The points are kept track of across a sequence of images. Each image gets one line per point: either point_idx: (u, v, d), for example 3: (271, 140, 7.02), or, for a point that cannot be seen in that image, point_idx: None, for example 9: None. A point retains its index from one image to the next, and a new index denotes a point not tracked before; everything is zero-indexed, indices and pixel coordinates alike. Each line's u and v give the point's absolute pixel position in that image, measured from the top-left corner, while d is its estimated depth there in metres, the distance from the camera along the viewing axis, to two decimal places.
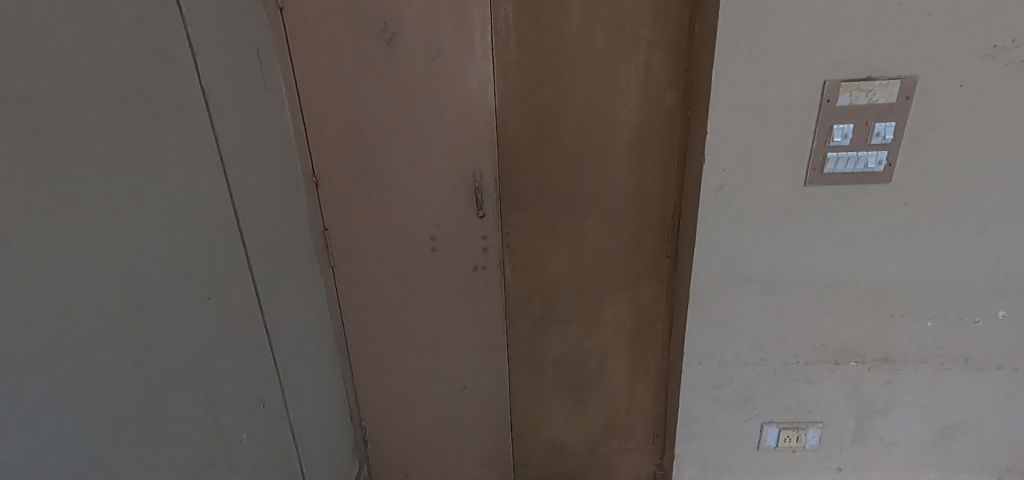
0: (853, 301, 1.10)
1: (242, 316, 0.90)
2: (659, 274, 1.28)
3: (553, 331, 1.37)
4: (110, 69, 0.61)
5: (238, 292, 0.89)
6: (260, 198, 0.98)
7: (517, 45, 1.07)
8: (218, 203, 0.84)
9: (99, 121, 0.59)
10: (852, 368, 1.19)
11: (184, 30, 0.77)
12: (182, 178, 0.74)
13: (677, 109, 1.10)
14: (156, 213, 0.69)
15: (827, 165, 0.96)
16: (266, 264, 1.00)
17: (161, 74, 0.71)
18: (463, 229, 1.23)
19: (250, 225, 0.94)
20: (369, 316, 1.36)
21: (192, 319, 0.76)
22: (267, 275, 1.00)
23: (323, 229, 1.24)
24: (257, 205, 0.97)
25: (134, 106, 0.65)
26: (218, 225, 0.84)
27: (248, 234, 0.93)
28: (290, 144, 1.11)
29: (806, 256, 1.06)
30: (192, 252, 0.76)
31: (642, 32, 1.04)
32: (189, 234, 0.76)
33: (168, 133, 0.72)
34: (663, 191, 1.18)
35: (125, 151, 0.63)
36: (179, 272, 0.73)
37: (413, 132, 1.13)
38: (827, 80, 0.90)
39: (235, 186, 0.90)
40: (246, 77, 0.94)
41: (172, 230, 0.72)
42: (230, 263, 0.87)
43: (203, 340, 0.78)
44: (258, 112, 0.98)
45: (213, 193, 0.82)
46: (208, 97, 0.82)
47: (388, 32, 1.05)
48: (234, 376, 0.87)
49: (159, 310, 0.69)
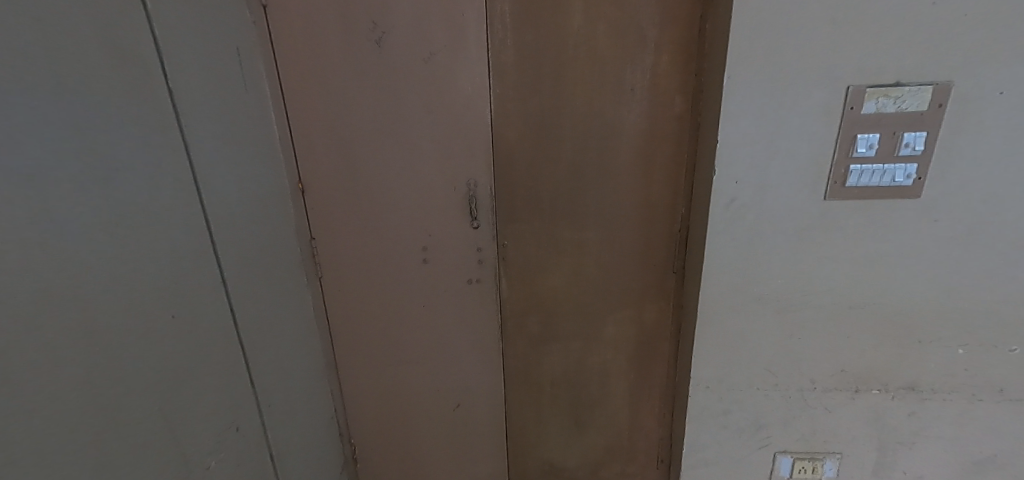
0: (876, 325, 1.02)
1: (217, 334, 0.84)
2: (665, 291, 1.20)
3: (552, 348, 1.29)
4: (67, 65, 0.55)
5: (214, 307, 0.83)
6: (240, 206, 0.92)
7: (514, 46, 1.00)
8: (193, 211, 0.77)
9: (61, 126, 0.54)
10: (874, 397, 1.10)
11: (157, 27, 0.71)
12: (154, 187, 0.68)
13: (686, 115, 1.02)
14: (119, 224, 0.62)
15: (850, 178, 0.88)
16: (245, 277, 0.93)
17: (132, 75, 0.65)
18: (457, 240, 1.16)
19: (228, 235, 0.88)
20: (358, 329, 1.29)
21: (160, 340, 0.69)
22: (246, 289, 0.94)
23: (310, 238, 1.18)
24: (237, 214, 0.91)
25: (102, 109, 0.60)
26: (193, 238, 0.77)
27: (227, 244, 0.87)
28: (276, 150, 1.05)
29: (825, 276, 0.98)
30: (162, 266, 0.70)
31: (650, 32, 0.96)
32: (159, 246, 0.69)
33: (137, 135, 0.65)
34: (670, 202, 1.10)
35: (90, 158, 0.58)
36: (146, 288, 0.66)
37: (404, 138, 1.07)
38: (851, 86, 0.82)
39: (213, 193, 0.83)
40: (226, 78, 0.88)
41: (138, 242, 0.65)
42: (205, 277, 0.80)
43: (174, 362, 0.72)
44: (238, 114, 0.92)
45: (188, 201, 0.76)
46: (182, 99, 0.76)
47: (377, 32, 1.00)
48: (207, 399, 0.80)
49: (120, 332, 0.62)
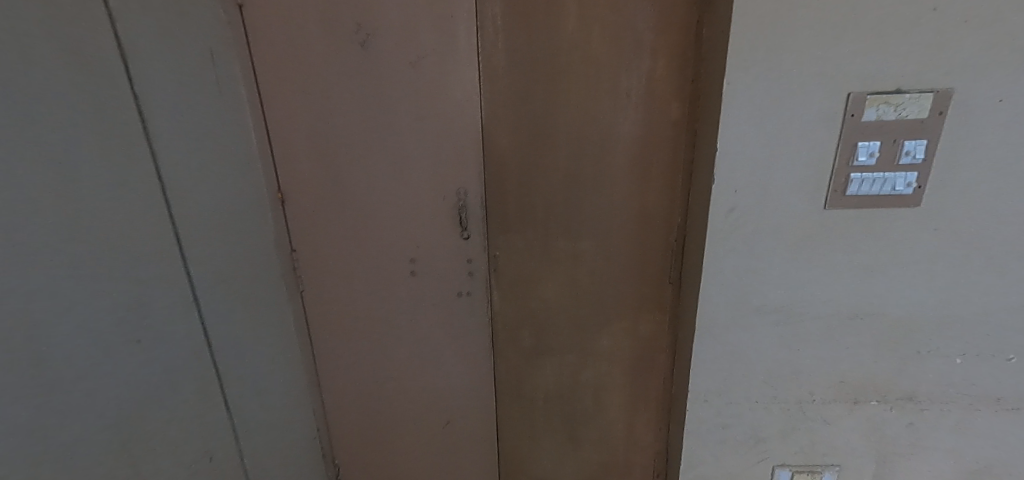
0: (876, 335, 1.00)
1: (192, 357, 0.77)
2: (661, 302, 1.16)
3: (545, 362, 1.25)
4: (25, 65, 0.49)
5: (188, 328, 0.76)
6: (214, 218, 0.85)
7: (506, 49, 0.96)
8: (163, 224, 0.71)
9: (21, 134, 0.48)
10: (873, 408, 1.08)
11: (122, 25, 0.65)
12: (120, 200, 0.62)
13: (683, 121, 0.99)
14: (78, 241, 0.55)
15: (850, 187, 0.86)
16: (221, 294, 0.87)
17: (99, 78, 0.60)
18: (446, 251, 1.11)
19: (202, 250, 0.81)
20: (342, 345, 1.24)
21: (123, 368, 0.62)
22: (223, 307, 0.87)
23: (291, 249, 1.12)
24: (211, 227, 0.84)
25: (66, 115, 0.54)
26: (164, 254, 0.71)
27: (200, 259, 0.81)
28: (254, 157, 0.99)
29: (825, 286, 0.96)
30: (126, 286, 0.63)
31: (645, 36, 0.94)
32: (123, 263, 0.63)
33: (100, 142, 0.59)
34: (666, 211, 1.07)
35: (52, 169, 0.52)
36: (108, 311, 0.60)
37: (391, 145, 1.02)
38: (852, 92, 0.80)
39: (186, 205, 0.77)
40: (199, 81, 0.82)
41: (98, 260, 0.58)
42: (176, 295, 0.74)
43: (142, 390, 0.66)
44: (214, 120, 0.86)
45: (158, 214, 0.70)
46: (152, 104, 0.70)
47: (361, 34, 0.95)
48: (180, 429, 0.74)
49: (74, 363, 0.55)
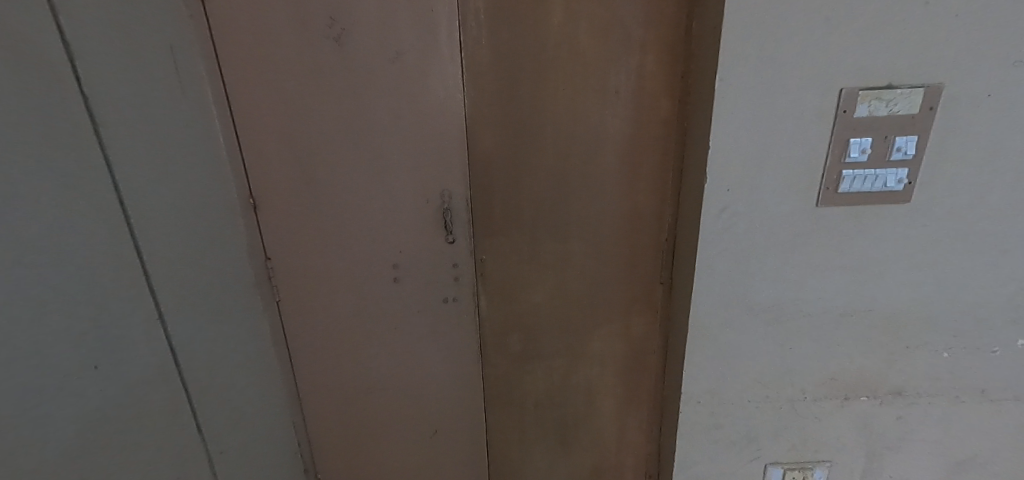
0: (865, 332, 1.00)
1: (161, 379, 0.71)
2: (652, 303, 1.14)
3: (535, 367, 1.22)
4: None
5: (155, 348, 0.70)
6: (180, 228, 0.79)
7: (490, 45, 0.92)
8: (122, 237, 0.65)
9: None
10: (862, 404, 1.08)
11: (73, 19, 0.58)
12: (75, 213, 0.56)
13: (672, 119, 0.97)
14: (29, 261, 0.50)
15: (842, 184, 0.85)
16: (190, 309, 0.81)
17: (51, 77, 0.54)
18: (431, 256, 1.07)
19: (167, 263, 0.75)
20: (323, 356, 1.18)
21: (84, 398, 0.57)
22: (193, 324, 0.81)
23: (265, 258, 1.06)
24: (176, 238, 0.78)
25: (17, 119, 0.48)
26: (125, 270, 0.65)
27: (165, 273, 0.74)
28: (222, 161, 0.93)
29: (817, 284, 0.95)
30: (83, 307, 0.57)
31: (634, 31, 0.91)
32: (79, 282, 0.57)
33: (51, 148, 0.53)
34: (656, 211, 1.05)
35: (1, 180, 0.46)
36: (65, 338, 0.54)
37: (370, 147, 0.97)
38: (844, 88, 0.79)
39: (147, 215, 0.71)
40: (159, 81, 0.76)
41: (50, 280, 0.52)
42: (139, 314, 0.68)
43: (105, 422, 0.60)
44: (176, 122, 0.80)
45: (115, 226, 0.64)
46: (109, 106, 0.64)
47: (336, 28, 0.89)
48: (150, 459, 0.68)
49: (27, 398, 0.49)
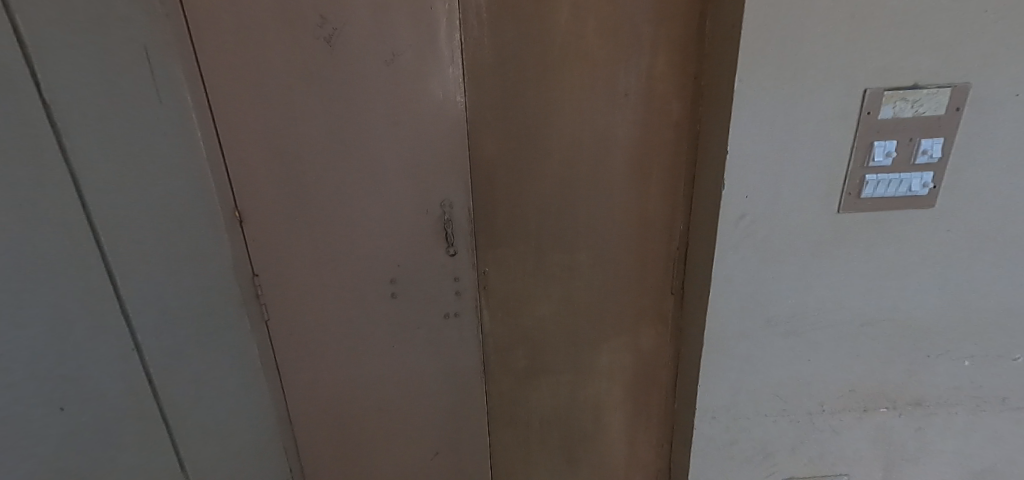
0: (886, 342, 0.96)
1: (140, 417, 0.64)
2: (663, 314, 1.09)
3: (541, 382, 1.16)
4: None
5: (133, 383, 0.63)
6: (158, 248, 0.72)
7: (492, 46, 0.87)
8: (93, 262, 0.57)
9: None
10: (883, 415, 1.04)
11: (37, 19, 0.51)
12: (42, 240, 0.50)
13: (684, 122, 0.92)
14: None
15: (865, 189, 0.81)
16: (173, 337, 0.74)
17: (13, 85, 0.47)
18: (430, 269, 1.01)
19: (145, 288, 0.68)
20: (315, 376, 1.11)
21: (47, 448, 0.49)
22: (175, 352, 0.74)
23: (252, 274, 0.99)
24: (155, 258, 0.71)
25: None
26: (98, 300, 0.58)
27: (142, 299, 0.67)
28: (206, 172, 0.86)
29: (836, 293, 0.91)
30: (48, 345, 0.50)
31: (644, 31, 0.86)
32: (43, 315, 0.49)
33: (14, 164, 0.46)
34: (668, 217, 1.00)
35: None
36: (32, 385, 0.47)
37: (365, 155, 0.91)
38: (869, 88, 0.75)
39: (121, 236, 0.63)
40: (133, 89, 0.69)
41: (14, 319, 0.46)
42: (115, 346, 0.60)
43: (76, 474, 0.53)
44: (154, 132, 0.73)
45: (86, 250, 0.56)
46: (77, 116, 0.56)
47: (326, 28, 0.82)
48: None
49: None
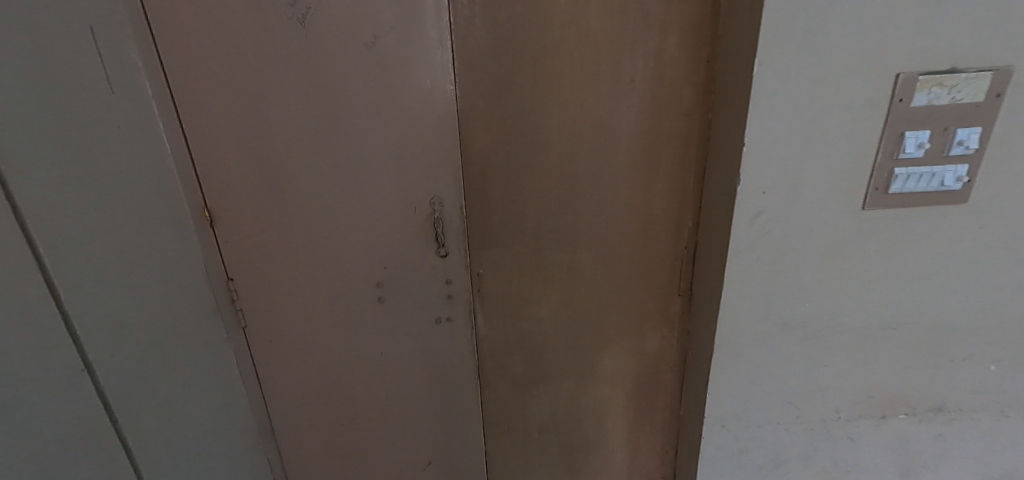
0: (909, 347, 0.89)
1: (96, 444, 0.57)
2: (669, 317, 1.03)
3: (539, 389, 1.10)
4: None
5: (88, 406, 0.56)
6: (113, 256, 0.64)
7: (485, 27, 0.79)
8: (33, 275, 0.49)
9: None
10: (901, 422, 0.98)
11: None
12: None
13: (695, 111, 0.85)
14: None
15: (894, 184, 0.74)
16: (135, 354, 0.66)
17: None
18: (419, 272, 0.93)
19: (98, 301, 0.60)
20: (300, 386, 1.04)
21: None
22: (138, 371, 0.66)
23: (226, 279, 0.91)
24: (109, 265, 0.63)
25: None
26: (44, 321, 0.51)
27: (93, 315, 0.58)
28: (169, 168, 0.77)
29: (857, 296, 0.84)
30: None
31: (653, 9, 0.78)
32: None
33: None
34: (675, 215, 0.93)
35: None
36: None
37: (346, 148, 0.83)
38: (902, 73, 0.67)
39: (71, 245, 0.56)
40: (81, 77, 0.60)
41: None
42: (64, 371, 0.53)
43: None
44: (104, 123, 0.64)
45: (24, 264, 0.48)
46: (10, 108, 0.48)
47: (298, 6, 0.73)
48: None
49: None
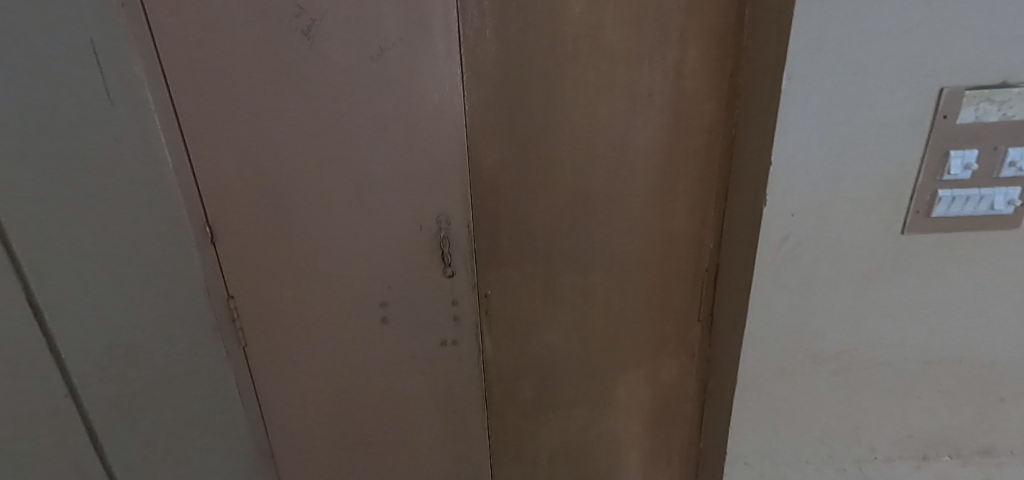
0: (954, 383, 0.82)
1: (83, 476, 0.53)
2: (688, 343, 0.97)
3: (549, 416, 1.04)
4: None
5: (76, 435, 0.52)
6: (111, 273, 0.62)
7: (496, 39, 0.76)
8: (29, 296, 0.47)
9: None
10: (944, 465, 0.90)
11: None
12: None
13: (717, 126, 0.81)
14: None
15: (938, 207, 0.68)
16: (128, 378, 0.63)
17: None
18: (425, 292, 0.90)
19: (92, 321, 0.57)
20: (301, 408, 1.00)
21: None
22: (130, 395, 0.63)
23: (227, 296, 0.89)
24: (103, 284, 0.60)
25: None
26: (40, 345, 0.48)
27: (83, 339, 0.55)
28: (170, 182, 0.75)
29: (896, 327, 0.78)
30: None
31: (672, 21, 0.74)
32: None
33: None
34: (695, 235, 0.88)
35: None
36: None
37: (352, 163, 0.80)
38: (947, 87, 0.62)
39: (67, 264, 0.53)
40: (84, 90, 0.58)
41: None
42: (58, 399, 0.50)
43: None
44: (102, 137, 0.61)
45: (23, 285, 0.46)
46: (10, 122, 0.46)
47: (304, 18, 0.71)
48: None
49: None
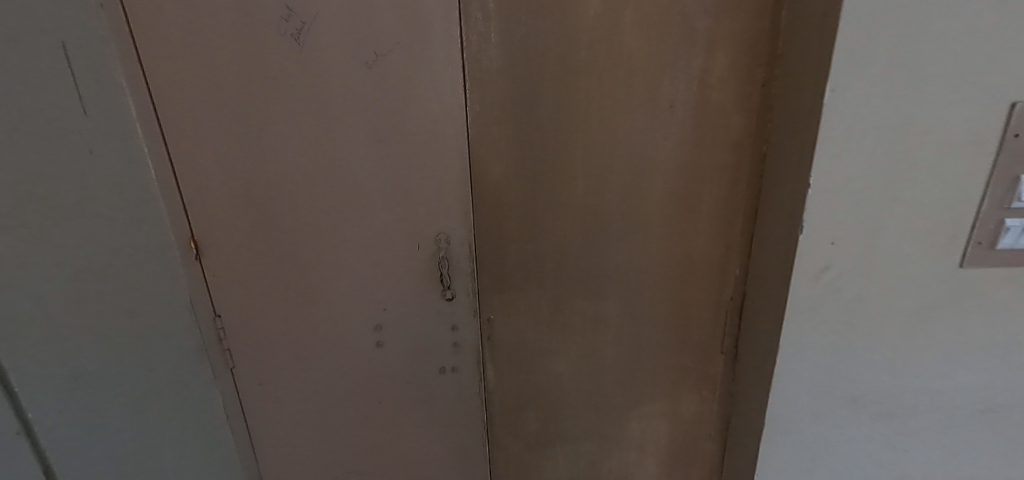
0: (1016, 435, 0.72)
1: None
2: (709, 376, 0.89)
3: (555, 450, 0.97)
4: None
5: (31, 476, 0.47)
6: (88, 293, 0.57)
7: (503, 44, 0.69)
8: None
9: None
10: None
11: None
12: None
13: (747, 141, 0.73)
14: None
15: (1003, 239, 0.60)
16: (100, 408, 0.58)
17: None
18: (423, 315, 0.84)
19: (63, 347, 0.52)
20: (290, 436, 0.94)
21: None
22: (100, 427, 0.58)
23: (214, 315, 0.83)
24: (73, 311, 0.55)
25: None
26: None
27: (50, 373, 0.50)
28: (153, 195, 0.70)
29: (950, 370, 0.68)
30: None
31: (698, 25, 0.67)
32: None
33: None
34: (720, 260, 0.80)
35: None
36: None
37: (346, 177, 0.74)
38: (1019, 102, 0.54)
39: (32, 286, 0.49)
40: (60, 98, 0.54)
41: None
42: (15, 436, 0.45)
43: None
44: (75, 150, 0.56)
45: None
46: None
47: (295, 21, 0.66)
48: None
49: None
